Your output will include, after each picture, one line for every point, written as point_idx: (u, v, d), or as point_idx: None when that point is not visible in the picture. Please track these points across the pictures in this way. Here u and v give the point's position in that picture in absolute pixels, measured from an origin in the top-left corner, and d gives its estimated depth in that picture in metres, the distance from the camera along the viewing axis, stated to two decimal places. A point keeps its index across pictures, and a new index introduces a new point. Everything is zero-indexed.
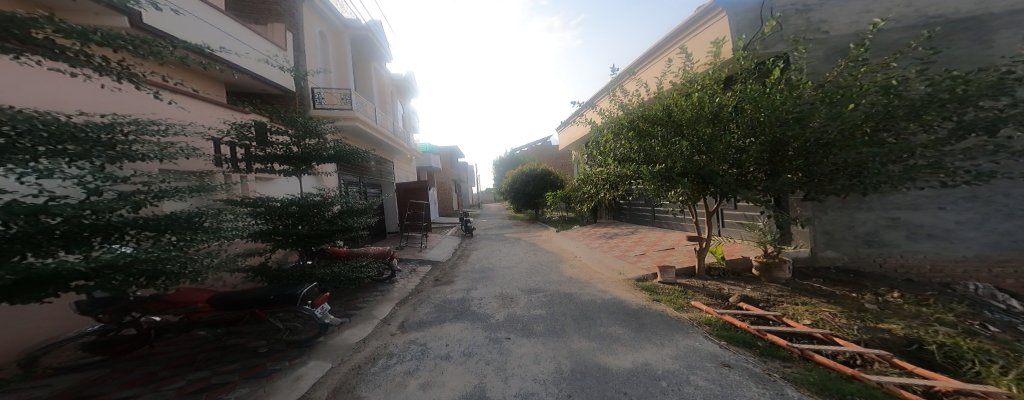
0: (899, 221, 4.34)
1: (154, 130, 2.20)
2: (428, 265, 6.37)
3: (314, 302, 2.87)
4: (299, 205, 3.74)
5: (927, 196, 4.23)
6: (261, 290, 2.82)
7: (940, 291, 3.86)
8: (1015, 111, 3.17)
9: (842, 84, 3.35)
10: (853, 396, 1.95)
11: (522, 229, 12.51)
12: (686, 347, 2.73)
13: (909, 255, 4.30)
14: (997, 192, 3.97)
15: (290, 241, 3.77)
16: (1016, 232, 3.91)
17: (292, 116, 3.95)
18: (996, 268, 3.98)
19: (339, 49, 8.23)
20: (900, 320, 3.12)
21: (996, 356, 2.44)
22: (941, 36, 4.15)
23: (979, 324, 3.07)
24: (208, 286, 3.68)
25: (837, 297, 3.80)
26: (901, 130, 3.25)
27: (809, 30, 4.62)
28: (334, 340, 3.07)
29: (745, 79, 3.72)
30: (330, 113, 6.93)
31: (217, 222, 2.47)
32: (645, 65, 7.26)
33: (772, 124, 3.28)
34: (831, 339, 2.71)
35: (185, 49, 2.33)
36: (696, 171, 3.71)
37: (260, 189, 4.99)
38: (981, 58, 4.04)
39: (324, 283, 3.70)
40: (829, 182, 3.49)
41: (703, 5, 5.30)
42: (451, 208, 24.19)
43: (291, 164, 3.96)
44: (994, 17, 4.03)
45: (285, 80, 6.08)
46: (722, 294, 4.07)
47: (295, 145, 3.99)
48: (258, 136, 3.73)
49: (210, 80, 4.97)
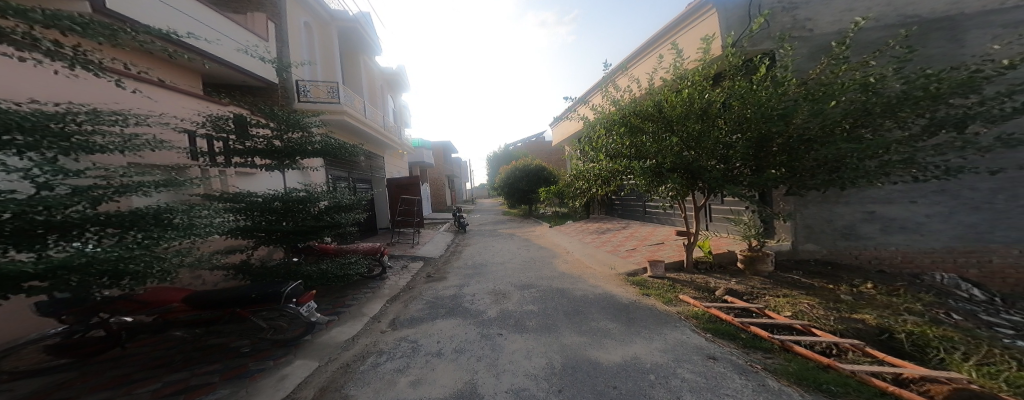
0: (874, 215, 4.53)
1: (114, 121, 2.09)
2: (421, 261, 6.32)
3: (299, 300, 2.78)
4: (282, 201, 3.62)
5: (900, 190, 4.40)
6: (242, 288, 2.74)
7: (910, 282, 4.06)
8: (982, 109, 3.31)
9: (825, 82, 3.43)
10: (829, 385, 2.04)
11: (516, 224, 12.49)
12: (674, 340, 2.80)
13: (882, 247, 4.49)
14: (964, 186, 4.16)
15: (275, 238, 3.68)
16: (980, 225, 4.11)
17: (273, 108, 3.80)
18: (961, 258, 4.19)
19: (324, 39, 7.95)
20: (873, 310, 3.27)
21: (959, 343, 2.59)
22: (917, 36, 4.30)
23: (945, 313, 3.24)
24: (186, 284, 3.60)
25: (816, 288, 3.95)
26: (878, 126, 3.37)
27: (796, 28, 4.71)
28: (322, 338, 3.02)
29: (734, 76, 3.80)
30: (316, 106, 6.73)
31: (189, 218, 2.37)
32: (637, 60, 7.29)
33: (758, 120, 3.35)
34: (810, 330, 2.81)
35: (148, 34, 2.21)
36: (686, 166, 3.77)
37: (240, 183, 4.84)
38: (953, 58, 4.21)
39: (311, 280, 3.63)
40: (810, 177, 3.61)
41: (694, 1, 5.31)
42: (444, 204, 23.96)
43: (274, 158, 3.83)
44: (967, 18, 4.18)
45: (265, 71, 5.87)
46: (709, 287, 4.18)
47: (277, 139, 3.87)
48: (237, 129, 3.58)
49: (182, 70, 4.76)
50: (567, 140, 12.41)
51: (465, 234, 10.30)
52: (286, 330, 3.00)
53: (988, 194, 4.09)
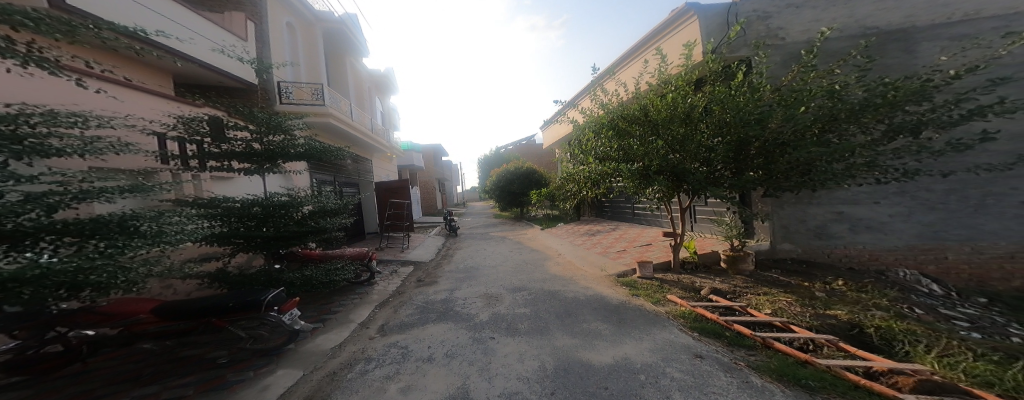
0: (843, 215, 4.77)
1: (73, 123, 1.97)
2: (411, 266, 6.21)
3: (281, 308, 2.69)
4: (262, 206, 3.50)
5: (866, 191, 4.67)
6: (218, 297, 2.63)
7: (877, 278, 4.30)
8: (935, 115, 3.57)
9: (796, 88, 3.62)
10: (807, 380, 2.12)
11: (507, 227, 12.46)
12: (663, 340, 2.85)
13: (851, 245, 4.74)
14: (921, 187, 4.46)
15: (254, 245, 3.53)
16: (937, 223, 4.41)
17: (252, 110, 3.67)
18: (922, 255, 4.47)
19: (308, 41, 7.78)
20: (845, 306, 3.44)
21: (921, 336, 2.76)
22: (877, 46, 4.60)
23: (908, 308, 3.44)
24: (156, 294, 3.41)
25: (793, 286, 4.12)
26: (844, 131, 3.56)
27: (770, 36, 4.94)
28: (306, 347, 2.92)
29: (714, 82, 3.96)
30: (299, 108, 6.56)
31: (157, 225, 2.25)
32: (624, 65, 7.46)
33: (737, 124, 3.49)
34: (788, 326, 2.92)
35: (114, 32, 2.14)
36: (671, 169, 3.88)
37: (216, 188, 4.65)
38: (908, 67, 4.52)
39: (294, 287, 3.52)
40: (784, 179, 3.77)
41: (676, 9, 5.49)
42: (434, 208, 23.67)
43: (253, 162, 3.69)
44: (919, 30, 4.51)
45: (243, 72, 5.68)
46: (695, 287, 4.29)
47: (256, 142, 3.73)
48: (212, 131, 3.43)
49: (151, 70, 4.52)
50: (557, 143, 12.53)
51: (456, 238, 10.21)
52: (268, 337, 2.75)
53: (942, 194, 4.40)
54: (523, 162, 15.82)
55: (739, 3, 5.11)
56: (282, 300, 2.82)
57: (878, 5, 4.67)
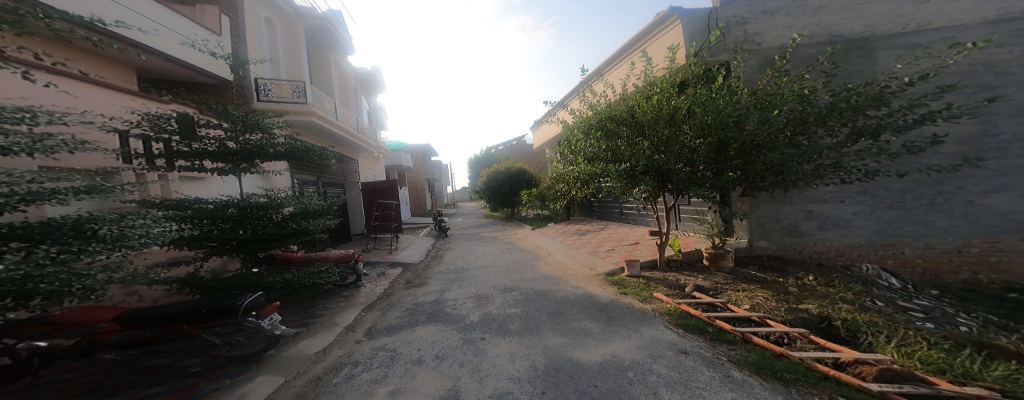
0: (813, 213, 5.02)
1: (19, 119, 1.82)
2: (399, 268, 6.09)
3: (260, 313, 2.57)
4: (238, 207, 3.35)
5: (833, 191, 4.93)
6: (189, 303, 2.52)
7: (843, 273, 4.54)
8: (892, 119, 3.76)
9: (771, 91, 3.78)
10: (783, 372, 2.20)
11: (497, 228, 12.40)
12: (650, 337, 2.91)
13: (821, 242, 4.99)
14: (882, 187, 4.76)
15: (229, 247, 3.37)
16: (895, 221, 4.73)
17: (226, 107, 3.49)
18: (883, 250, 4.78)
19: (289, 37, 7.53)
20: (815, 300, 3.61)
21: (882, 327, 2.94)
22: (842, 53, 4.88)
23: (871, 300, 3.66)
24: (119, 302, 3.20)
25: (769, 282, 4.30)
26: (812, 134, 3.75)
27: (747, 41, 5.14)
28: (288, 352, 2.82)
29: (696, 84, 4.08)
30: (279, 106, 6.34)
31: (117, 229, 2.11)
32: (611, 67, 7.58)
33: (717, 126, 3.61)
34: (765, 321, 3.05)
35: (67, 22, 2.02)
36: (657, 169, 3.96)
37: (185, 188, 4.42)
38: (869, 74, 4.81)
39: (274, 291, 3.38)
40: (760, 179, 3.91)
41: (661, 12, 5.63)
42: (424, 208, 23.34)
43: (228, 161, 3.53)
44: (878, 39, 4.82)
45: (217, 67, 5.43)
46: (679, 284, 4.41)
47: (231, 141, 3.57)
48: (181, 129, 3.24)
49: (113, 63, 4.23)
50: (548, 144, 12.60)
51: (446, 239, 10.10)
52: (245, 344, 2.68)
53: (899, 193, 4.72)
54: (513, 162, 15.81)
55: (719, 8, 5.28)
56: (260, 305, 2.70)
57: (843, 14, 4.94)
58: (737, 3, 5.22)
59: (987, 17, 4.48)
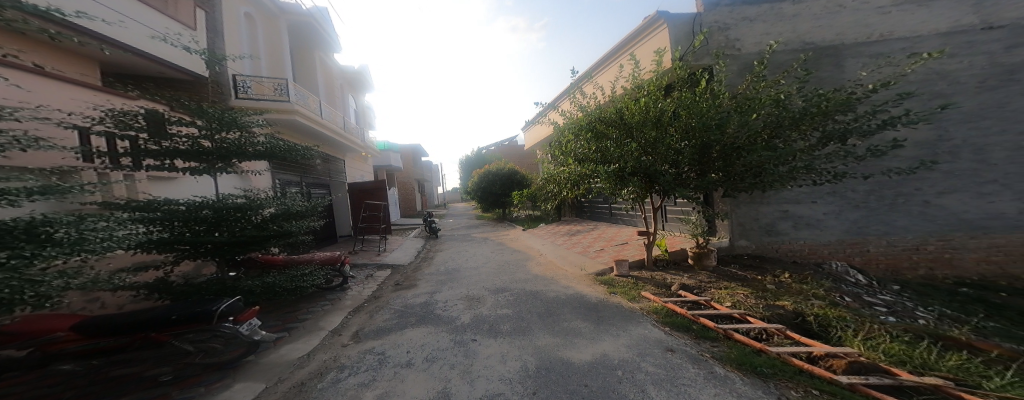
0: (788, 213, 5.22)
1: None
2: (388, 270, 5.97)
3: (237, 318, 2.46)
4: (213, 209, 3.19)
5: (806, 191, 5.15)
6: (161, 309, 2.40)
7: (815, 270, 4.75)
8: (857, 124, 3.94)
9: (750, 96, 3.91)
10: (762, 367, 2.28)
11: (489, 229, 12.33)
12: (638, 335, 2.95)
13: (795, 241, 5.20)
14: (850, 188, 5.02)
15: (202, 251, 3.21)
16: (862, 220, 4.99)
17: (200, 104, 3.31)
18: (850, 248, 5.03)
19: (271, 34, 7.31)
20: (790, 297, 3.76)
21: (850, 322, 3.08)
22: (814, 60, 5.11)
23: (840, 296, 3.84)
24: (78, 309, 3.00)
25: (749, 280, 4.44)
26: (787, 137, 3.90)
27: (728, 47, 5.31)
28: (268, 358, 2.71)
29: (681, 88, 4.17)
30: (260, 104, 6.14)
31: (72, 232, 1.96)
32: (601, 69, 7.68)
33: (700, 129, 3.71)
34: (745, 318, 3.15)
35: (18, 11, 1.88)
36: (644, 170, 4.04)
37: (155, 189, 4.22)
38: (837, 80, 5.06)
39: (253, 296, 3.24)
40: (739, 181, 4.00)
41: (648, 16, 5.74)
42: (413, 209, 23.02)
43: (201, 161, 3.35)
44: (846, 47, 5.07)
45: (191, 62, 5.18)
46: (666, 283, 4.50)
47: (206, 140, 3.39)
48: (150, 127, 3.05)
49: (79, 57, 3.97)
50: (539, 145, 12.65)
51: (437, 240, 9.99)
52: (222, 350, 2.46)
53: (865, 194, 4.98)
54: (504, 163, 15.77)
55: (703, 14, 5.42)
56: (237, 310, 2.59)
57: (815, 22, 5.17)
58: (719, 8, 5.37)
59: (941, 29, 4.79)
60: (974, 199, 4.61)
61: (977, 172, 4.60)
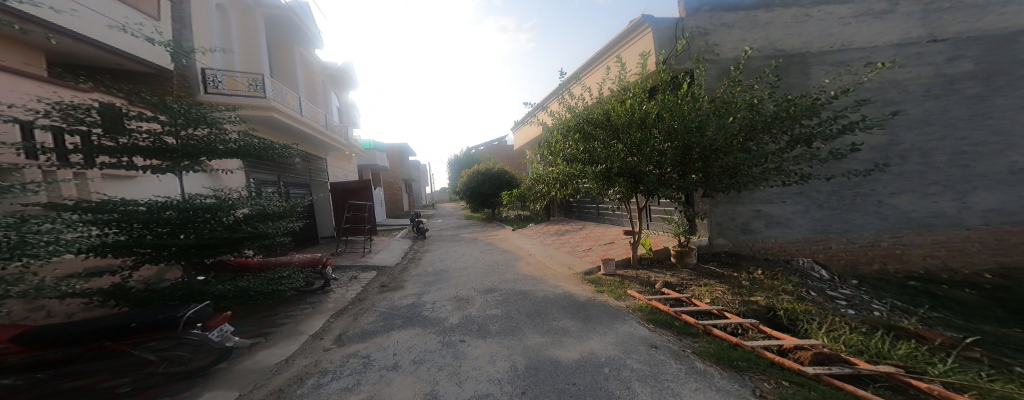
0: (761, 213, 5.45)
1: None
2: (372, 271, 5.83)
3: (206, 324, 2.31)
4: (178, 210, 2.99)
5: (777, 192, 5.39)
6: (122, 315, 2.25)
7: (784, 267, 4.99)
8: (821, 129, 4.16)
9: (728, 99, 4.05)
10: (738, 361, 2.37)
11: (478, 229, 12.23)
12: (624, 333, 3.01)
13: (767, 239, 5.44)
14: (814, 188, 5.31)
15: (166, 255, 2.99)
16: (825, 219, 5.30)
17: (164, 99, 3.11)
18: (816, 246, 5.32)
19: (245, 27, 6.92)
20: (763, 292, 3.93)
21: (815, 315, 3.26)
22: (784, 67, 5.36)
23: (807, 291, 4.05)
24: (20, 319, 2.76)
25: (726, 277, 4.61)
26: (759, 140, 4.08)
27: (707, 52, 5.50)
28: (242, 365, 2.58)
29: (664, 91, 4.28)
30: (231, 100, 5.82)
31: (13, 234, 1.79)
32: (589, 71, 7.78)
33: (681, 131, 3.81)
34: (723, 314, 3.28)
35: None
36: (629, 171, 4.12)
37: (111, 189, 3.91)
38: (804, 86, 5.33)
39: (224, 300, 3.11)
40: (717, 181, 4.14)
41: (634, 20, 5.86)
42: (399, 209, 22.56)
43: (165, 159, 3.12)
44: (811, 55, 5.36)
45: (156, 54, 4.85)
46: (650, 281, 4.61)
47: (170, 136, 3.18)
48: (106, 122, 2.80)
49: (16, 43, 3.60)
50: (528, 146, 12.69)
51: (425, 240, 9.84)
52: (189, 359, 2.34)
53: (827, 194, 5.29)
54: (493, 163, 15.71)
55: (685, 19, 5.57)
56: (205, 317, 2.45)
57: (786, 31, 5.42)
58: (700, 14, 5.54)
59: (892, 41, 5.19)
60: (920, 199, 5.07)
61: (924, 175, 5.05)
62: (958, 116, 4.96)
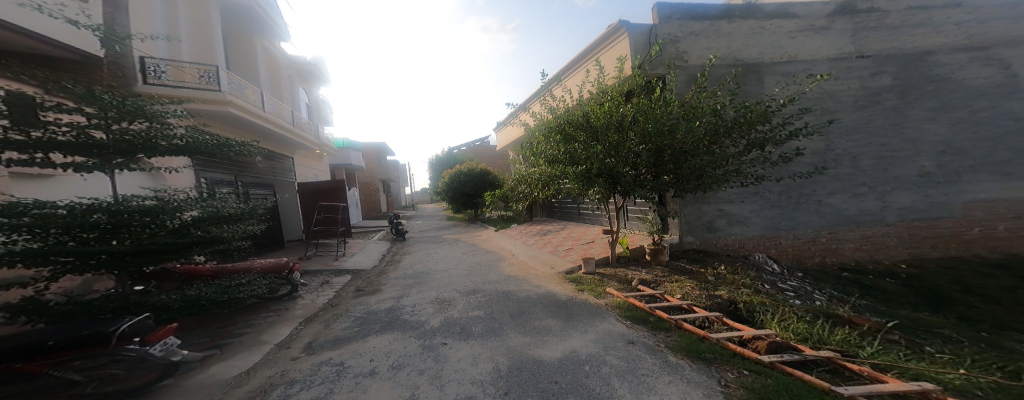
0: (724, 212, 5.79)
1: None
2: (347, 275, 5.60)
3: (144, 339, 2.09)
4: (108, 214, 2.51)
5: (737, 192, 5.75)
6: (47, 331, 2.01)
7: (742, 262, 5.35)
8: (772, 134, 4.46)
9: (696, 104, 4.26)
10: (706, 353, 2.50)
11: (460, 230, 12.09)
12: (604, 330, 3.09)
13: (729, 237, 5.79)
14: (770, 188, 5.70)
15: (91, 264, 2.49)
16: (777, 218, 5.71)
17: (88, 87, 2.48)
18: (769, 242, 5.73)
19: (196, 14, 6.41)
20: (727, 286, 4.18)
21: (768, 306, 3.51)
22: (742, 76, 5.73)
23: (762, 284, 4.36)
24: None
25: (694, 273, 4.85)
26: (722, 144, 4.33)
27: (678, 59, 5.77)
28: (197, 378, 2.39)
29: (639, 94, 4.43)
30: (178, 92, 5.36)
31: None
32: (569, 73, 7.93)
33: (655, 134, 3.96)
34: (692, 308, 3.46)
35: None
36: (607, 172, 4.23)
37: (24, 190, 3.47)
38: (759, 95, 5.73)
39: (170, 312, 2.78)
40: (686, 182, 4.34)
41: (612, 25, 6.03)
42: (376, 210, 21.80)
43: (92, 156, 2.53)
44: (764, 65, 5.76)
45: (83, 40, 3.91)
46: (627, 278, 4.76)
47: (98, 131, 2.56)
48: (14, 113, 2.12)
49: None
50: (510, 146, 12.71)
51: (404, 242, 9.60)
52: (127, 376, 2.04)
53: (778, 195, 5.70)
54: (475, 163, 15.58)
55: (658, 26, 5.80)
56: (147, 330, 2.22)
57: (745, 41, 5.78)
58: (672, 22, 5.79)
59: (831, 55, 5.70)
60: (851, 199, 5.61)
61: (852, 176, 5.59)
62: (880, 125, 5.56)
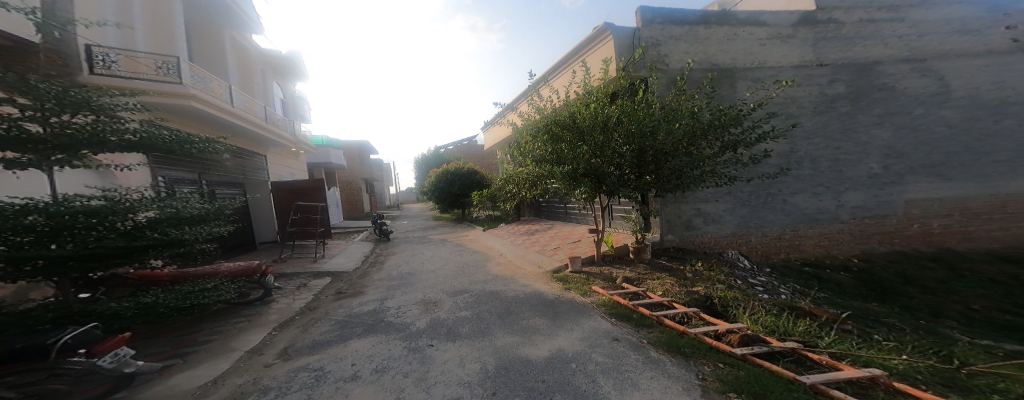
0: (701, 211, 5.99)
1: None
2: (327, 277, 5.42)
3: (92, 350, 1.91)
4: (49, 216, 2.27)
5: (713, 192, 5.97)
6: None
7: (715, 258, 5.56)
8: (744, 136, 4.64)
9: (676, 107, 4.37)
10: (685, 348, 2.58)
11: (447, 230, 11.95)
12: (590, 328, 3.12)
13: (706, 235, 6.00)
14: (744, 188, 5.95)
15: (19, 272, 2.19)
16: (748, 216, 5.97)
17: (24, 74, 2.24)
18: (741, 240, 5.97)
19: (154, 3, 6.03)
20: (704, 283, 4.33)
21: (741, 301, 3.66)
22: (717, 80, 5.95)
23: (734, 280, 4.56)
24: None
25: (674, 270, 5.00)
26: (699, 145, 4.46)
27: (659, 62, 5.92)
28: (160, 389, 2.24)
29: (623, 96, 4.50)
30: (129, 85, 4.90)
31: None
32: (556, 74, 7.99)
33: (637, 135, 4.04)
34: (672, 304, 3.56)
35: None
36: (593, 172, 4.28)
37: None
38: (732, 99, 5.97)
39: (119, 321, 2.59)
40: (666, 182, 4.46)
41: (597, 27, 6.12)
42: (360, 210, 21.24)
43: (27, 149, 2.26)
44: (736, 71, 6.00)
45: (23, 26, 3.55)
46: (611, 277, 4.85)
47: (32, 123, 2.31)
48: None
49: None
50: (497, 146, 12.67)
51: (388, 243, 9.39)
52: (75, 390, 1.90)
53: (749, 194, 5.96)
54: (462, 162, 15.41)
55: (641, 29, 5.92)
56: (97, 339, 2.04)
57: (719, 47, 6.00)
58: (653, 26, 5.93)
59: (796, 62, 5.99)
60: (814, 198, 5.92)
61: (814, 177, 5.91)
62: (839, 129, 5.89)
